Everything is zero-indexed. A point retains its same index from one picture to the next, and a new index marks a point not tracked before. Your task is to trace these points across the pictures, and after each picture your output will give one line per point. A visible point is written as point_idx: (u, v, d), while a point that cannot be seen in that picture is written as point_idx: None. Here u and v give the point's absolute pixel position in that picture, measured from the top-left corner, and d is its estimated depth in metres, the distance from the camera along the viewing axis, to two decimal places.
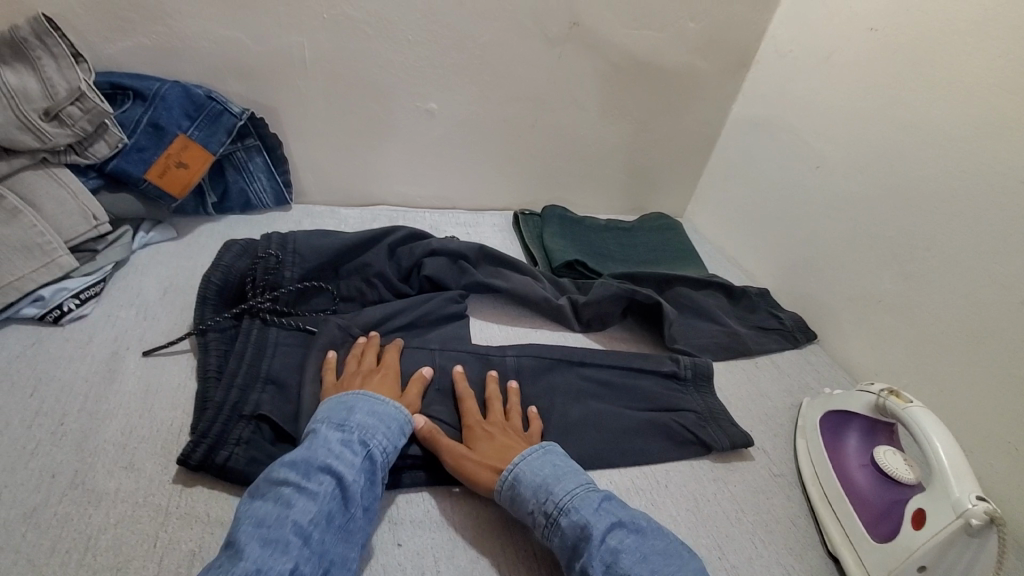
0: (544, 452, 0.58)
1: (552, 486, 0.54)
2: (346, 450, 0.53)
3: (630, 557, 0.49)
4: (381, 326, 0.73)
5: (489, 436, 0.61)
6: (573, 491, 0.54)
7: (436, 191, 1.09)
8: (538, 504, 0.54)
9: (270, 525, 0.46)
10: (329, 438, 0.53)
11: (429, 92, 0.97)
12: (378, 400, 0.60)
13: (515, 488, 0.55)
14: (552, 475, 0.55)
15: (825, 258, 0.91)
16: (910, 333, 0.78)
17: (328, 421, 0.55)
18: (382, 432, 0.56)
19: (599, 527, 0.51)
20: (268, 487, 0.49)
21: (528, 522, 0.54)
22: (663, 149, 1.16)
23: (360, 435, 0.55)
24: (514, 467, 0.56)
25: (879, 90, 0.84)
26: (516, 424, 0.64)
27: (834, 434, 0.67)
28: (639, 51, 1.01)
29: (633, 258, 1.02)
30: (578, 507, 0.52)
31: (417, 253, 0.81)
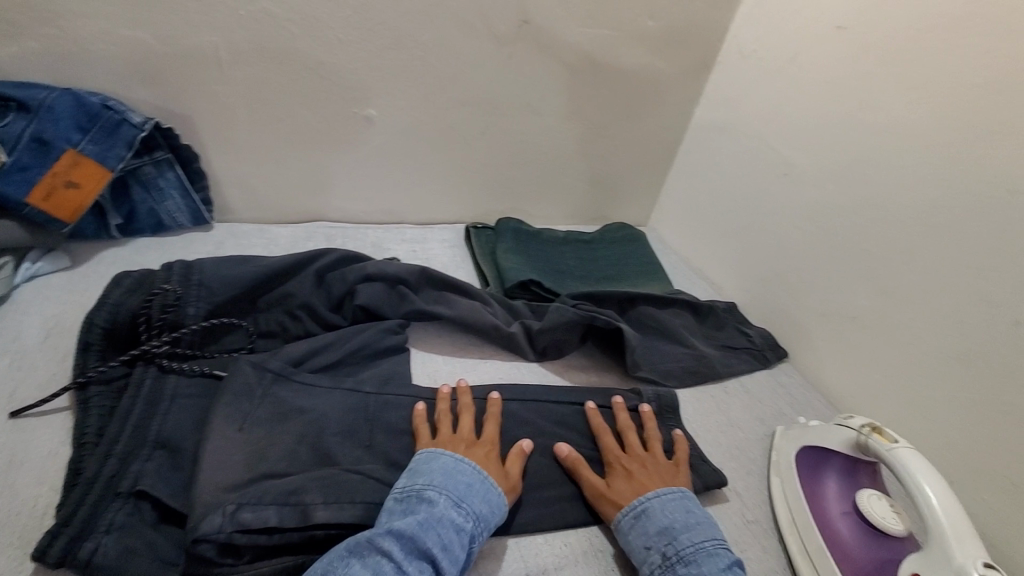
0: (682, 497, 0.57)
1: (679, 533, 0.53)
2: (455, 540, 0.48)
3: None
4: (304, 365, 0.64)
5: (622, 469, 0.59)
6: (700, 545, 0.52)
7: (380, 205, 1.00)
8: (658, 543, 0.52)
9: None
10: (444, 518, 0.49)
11: (369, 97, 0.88)
12: (491, 485, 0.54)
13: (639, 520, 0.54)
14: (681, 521, 0.54)
15: (795, 271, 0.86)
16: (888, 353, 0.73)
17: (447, 494, 0.51)
18: (489, 527, 0.51)
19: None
20: (367, 552, 0.45)
21: (637, 557, 0.53)
22: (625, 155, 1.09)
23: (472, 526, 0.50)
24: (645, 501, 0.55)
25: (849, 93, 0.78)
26: (659, 458, 0.61)
27: (812, 475, 0.61)
28: (596, 52, 0.95)
29: (594, 274, 0.95)
30: (705, 563, 0.50)
31: (350, 280, 0.72)
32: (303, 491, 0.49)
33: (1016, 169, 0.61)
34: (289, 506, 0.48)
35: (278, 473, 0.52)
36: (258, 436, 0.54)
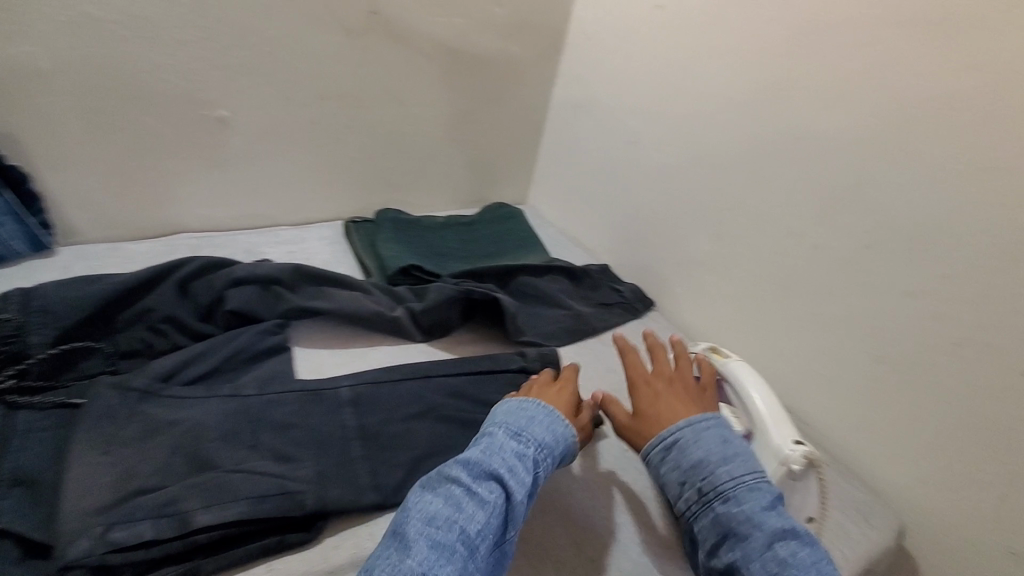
0: (715, 425, 0.55)
1: (716, 467, 0.52)
2: (521, 464, 0.50)
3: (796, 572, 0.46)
4: (176, 379, 0.61)
5: (649, 399, 0.60)
6: (740, 479, 0.51)
7: (250, 210, 0.96)
8: (693, 477, 0.52)
9: (439, 525, 0.45)
10: (505, 447, 0.51)
11: (220, 98, 0.84)
12: (547, 410, 0.57)
13: (671, 452, 0.55)
14: (717, 454, 0.53)
15: (653, 228, 0.96)
16: (731, 288, 0.85)
17: (507, 426, 0.54)
18: (554, 449, 0.54)
19: (765, 529, 0.48)
20: (439, 482, 0.48)
21: (675, 491, 0.53)
22: (495, 138, 1.14)
23: (534, 448, 0.52)
24: (678, 432, 0.55)
25: (674, 64, 0.88)
26: (690, 386, 0.61)
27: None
28: (451, 39, 0.98)
29: (475, 253, 0.99)
30: (744, 498, 0.50)
31: (218, 285, 0.70)
32: (179, 501, 0.49)
33: (800, 118, 0.73)
34: (165, 518, 0.48)
35: (149, 488, 0.51)
36: (126, 456, 0.52)
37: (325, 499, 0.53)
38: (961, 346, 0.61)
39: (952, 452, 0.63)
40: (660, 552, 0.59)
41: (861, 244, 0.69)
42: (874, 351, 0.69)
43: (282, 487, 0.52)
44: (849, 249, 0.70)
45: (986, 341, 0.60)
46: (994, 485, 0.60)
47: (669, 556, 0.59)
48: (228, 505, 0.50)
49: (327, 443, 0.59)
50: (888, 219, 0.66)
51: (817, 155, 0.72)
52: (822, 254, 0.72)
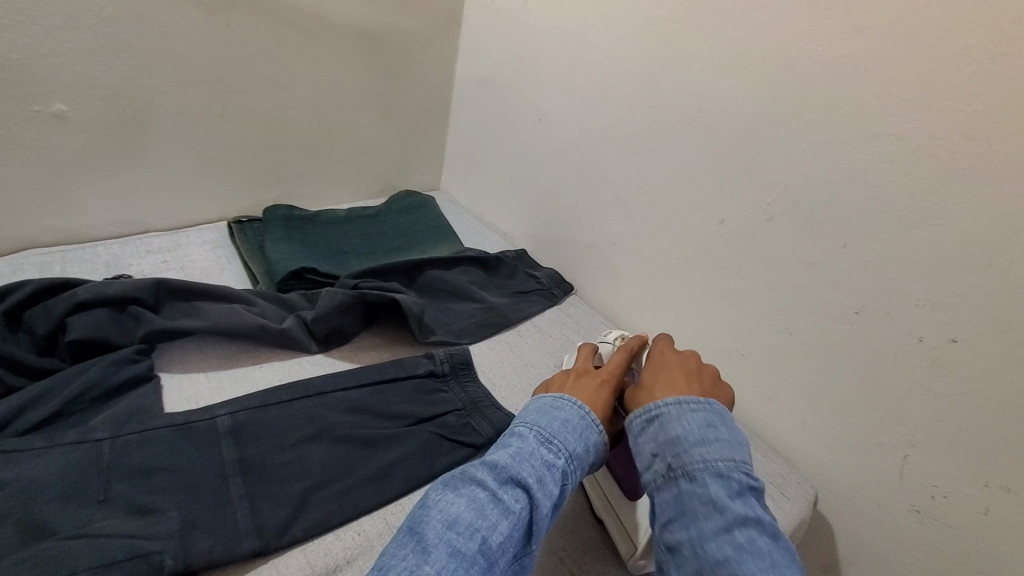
0: (707, 409, 0.48)
1: (692, 446, 0.45)
2: (549, 474, 0.46)
3: (753, 564, 0.38)
4: (5, 432, 0.52)
5: (655, 372, 0.55)
6: (714, 461, 0.44)
7: (113, 216, 0.84)
8: (666, 452, 0.45)
9: (461, 531, 0.41)
10: (535, 453, 0.47)
11: (52, 89, 0.71)
12: (578, 409, 0.52)
13: (650, 425, 0.48)
14: (695, 433, 0.46)
15: (566, 210, 0.92)
16: (645, 268, 0.82)
17: (538, 431, 0.49)
18: (585, 460, 0.49)
19: (729, 514, 0.41)
20: (462, 483, 0.45)
21: (643, 463, 0.47)
22: (398, 120, 1.05)
23: (565, 458, 0.48)
24: (663, 406, 0.49)
25: (574, 34, 0.83)
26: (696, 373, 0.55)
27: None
28: (332, 13, 0.88)
29: (381, 248, 0.92)
30: (713, 482, 0.42)
31: (57, 313, 0.59)
32: None
33: (700, 89, 0.70)
34: None
35: None
36: None
37: (190, 554, 0.46)
38: (861, 315, 0.61)
39: (855, 418, 0.64)
40: (580, 555, 0.56)
41: (764, 217, 0.67)
42: (782, 324, 0.68)
43: (134, 549, 0.44)
44: (753, 222, 0.68)
45: (882, 308, 0.60)
46: (894, 448, 0.62)
47: (588, 558, 0.56)
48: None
49: (199, 485, 0.52)
50: (788, 191, 0.64)
51: (719, 127, 0.69)
52: (729, 229, 0.71)
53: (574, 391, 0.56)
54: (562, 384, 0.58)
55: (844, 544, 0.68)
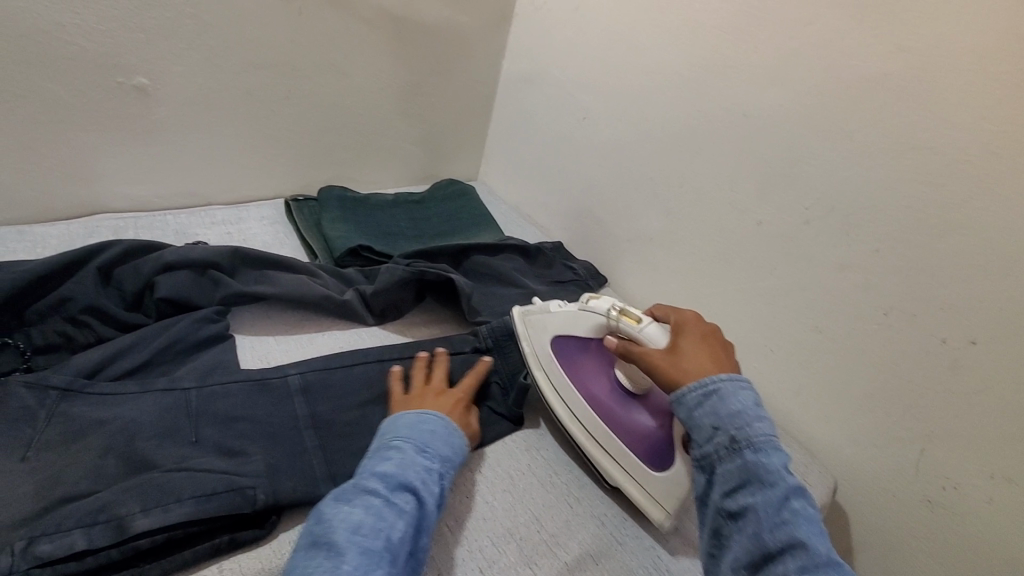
0: (752, 388, 0.53)
1: (753, 421, 0.49)
2: (431, 477, 0.51)
3: (808, 529, 0.44)
4: (102, 375, 0.56)
5: (688, 344, 0.58)
6: (771, 436, 0.48)
7: (178, 188, 0.89)
8: (728, 424, 0.49)
9: (365, 533, 0.44)
10: (415, 461, 0.51)
11: (137, 64, 0.76)
12: (442, 422, 0.57)
13: (709, 397, 0.51)
14: (752, 409, 0.50)
15: (604, 206, 0.96)
16: (680, 265, 0.87)
17: (413, 440, 0.53)
18: (456, 462, 0.55)
19: (787, 485, 0.46)
20: (355, 493, 0.47)
21: (703, 434, 0.50)
22: (444, 111, 1.09)
23: (440, 463, 0.53)
24: (721, 380, 0.52)
25: (624, 38, 0.87)
26: (726, 353, 0.59)
27: (573, 362, 0.68)
28: (394, 6, 0.92)
29: (427, 232, 0.96)
30: (775, 455, 0.47)
31: (146, 272, 0.64)
32: (115, 506, 0.45)
33: (747, 98, 0.74)
34: (99, 526, 0.44)
35: (80, 494, 0.46)
36: (47, 462, 0.48)
37: (277, 492, 0.51)
38: (889, 316, 0.66)
39: (878, 413, 0.69)
40: (618, 522, 0.61)
41: (801, 220, 0.72)
42: (811, 322, 0.73)
43: (230, 482, 0.49)
44: (789, 225, 0.73)
45: (910, 311, 0.64)
46: (912, 442, 0.66)
47: (624, 525, 0.61)
48: (172, 506, 0.46)
49: (277, 435, 0.56)
50: (825, 197, 0.69)
51: (762, 134, 0.73)
52: (766, 230, 0.75)
53: (434, 407, 0.59)
54: (416, 400, 0.60)
55: (858, 532, 0.72)
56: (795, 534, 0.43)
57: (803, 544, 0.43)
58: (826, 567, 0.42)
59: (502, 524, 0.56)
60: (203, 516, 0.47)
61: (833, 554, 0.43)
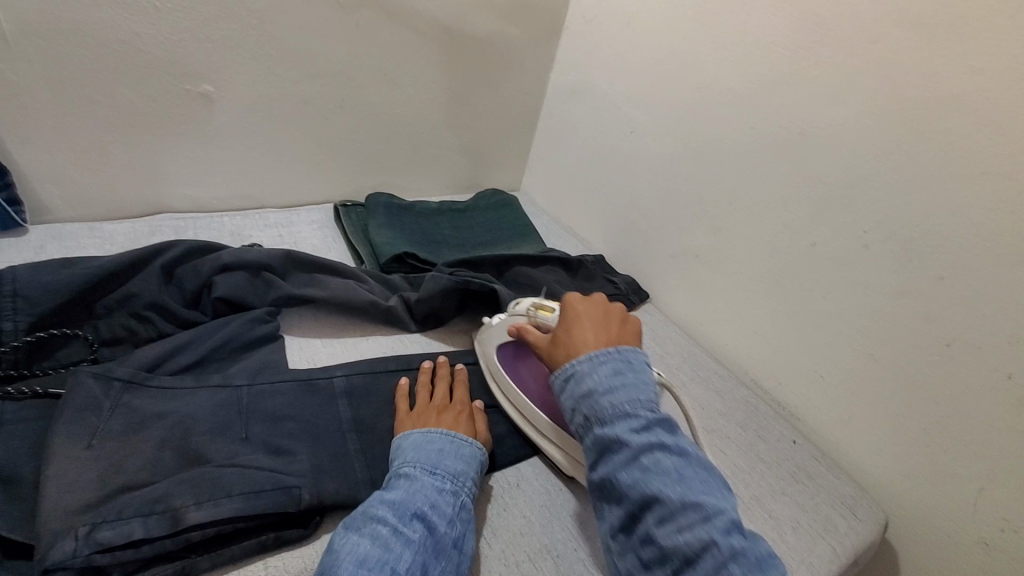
0: (610, 358, 0.53)
1: (601, 395, 0.51)
2: (442, 498, 0.51)
3: (661, 483, 0.46)
4: (162, 369, 0.59)
5: (566, 324, 0.59)
6: (619, 404, 0.50)
7: (236, 190, 0.93)
8: (580, 406, 0.52)
9: (372, 565, 0.44)
10: (424, 484, 0.51)
11: (204, 72, 0.79)
12: (450, 439, 0.57)
13: (567, 383, 0.54)
14: (600, 383, 0.52)
15: (649, 220, 0.95)
16: (726, 284, 0.85)
17: (423, 462, 0.53)
18: (471, 480, 0.55)
19: (636, 448, 0.47)
20: (364, 522, 0.47)
21: (568, 418, 0.53)
22: (491, 122, 1.11)
23: (452, 483, 0.53)
24: (573, 365, 0.54)
25: (676, 54, 0.87)
26: (611, 321, 0.59)
27: (521, 370, 0.67)
28: (447, 18, 0.94)
29: (470, 241, 0.97)
30: (618, 424, 0.49)
31: (205, 271, 0.67)
32: (170, 497, 0.47)
33: (806, 115, 0.72)
34: (156, 515, 0.45)
35: (139, 484, 0.48)
36: (109, 450, 0.50)
37: (320, 492, 0.52)
38: (951, 347, 0.63)
39: (936, 449, 0.65)
40: None
41: (859, 244, 0.69)
42: (865, 349, 0.70)
43: (277, 481, 0.50)
44: (845, 247, 0.70)
45: (974, 342, 0.61)
46: (970, 481, 0.62)
47: None
48: (222, 504, 0.47)
49: (323, 436, 0.57)
50: (885, 220, 0.66)
51: (819, 152, 0.71)
52: (820, 252, 0.73)
53: (438, 425, 0.59)
54: (423, 417, 0.60)
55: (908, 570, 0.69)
56: (646, 492, 0.46)
57: (652, 498, 0.45)
58: (679, 514, 0.44)
59: (539, 539, 0.56)
60: (252, 512, 0.48)
61: (691, 497, 0.45)
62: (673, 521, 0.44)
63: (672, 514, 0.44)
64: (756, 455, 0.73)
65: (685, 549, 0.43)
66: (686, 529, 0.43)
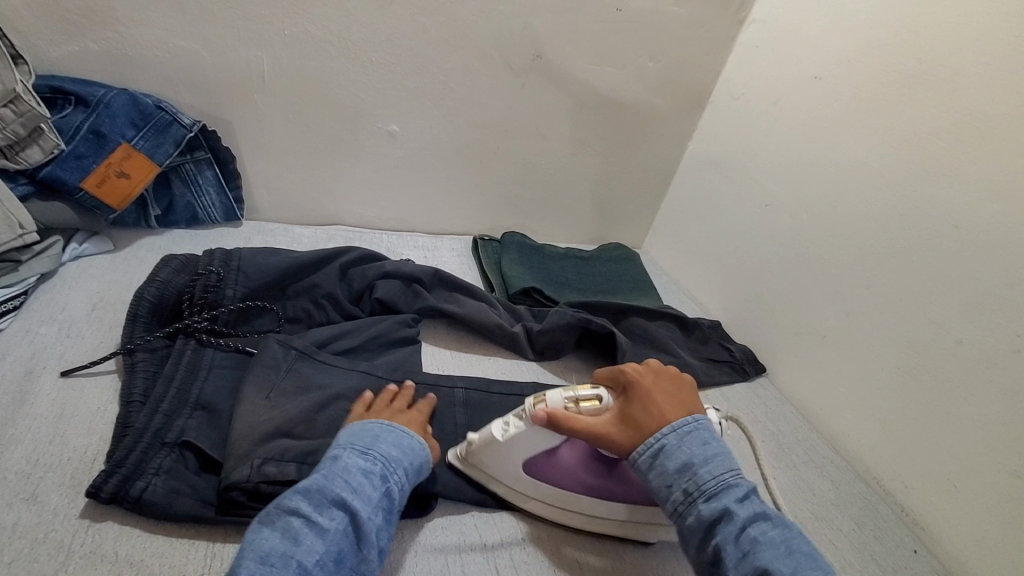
0: (697, 427, 0.55)
1: (698, 468, 0.52)
2: (366, 481, 0.49)
3: (770, 553, 0.46)
4: (327, 348, 0.70)
5: (635, 404, 0.58)
6: (720, 478, 0.51)
7: (397, 214, 1.08)
8: (677, 479, 0.52)
9: (277, 560, 0.42)
10: (350, 467, 0.50)
11: (394, 115, 0.96)
12: (398, 431, 0.56)
13: (657, 457, 0.54)
14: (695, 456, 0.53)
15: (774, 294, 0.95)
16: (851, 370, 0.82)
17: (351, 446, 0.52)
18: (405, 466, 0.53)
19: (742, 519, 0.48)
20: (277, 515, 0.46)
21: (662, 495, 0.53)
22: (625, 181, 1.18)
23: (382, 467, 0.51)
24: (660, 436, 0.55)
25: (823, 135, 0.88)
26: (674, 390, 0.60)
27: (544, 471, 0.59)
28: (601, 86, 1.03)
29: (590, 287, 1.03)
30: (720, 497, 0.50)
31: (370, 275, 0.80)
32: (318, 454, 0.55)
33: (962, 209, 0.70)
34: (306, 466, 0.54)
35: (300, 435, 0.58)
36: (281, 403, 0.60)
37: (432, 481, 0.60)
38: None
39: None
40: None
41: (1011, 348, 0.64)
42: (1010, 464, 0.63)
43: None
44: (995, 350, 0.66)
45: None
46: None
47: None
48: None
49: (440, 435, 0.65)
50: None
51: (973, 247, 0.68)
52: (966, 351, 0.68)
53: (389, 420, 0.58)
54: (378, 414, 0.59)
55: None
56: (758, 564, 0.46)
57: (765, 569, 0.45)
58: None
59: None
60: None
61: (804, 570, 0.45)
62: None
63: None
64: (865, 553, 0.68)
65: None
66: None
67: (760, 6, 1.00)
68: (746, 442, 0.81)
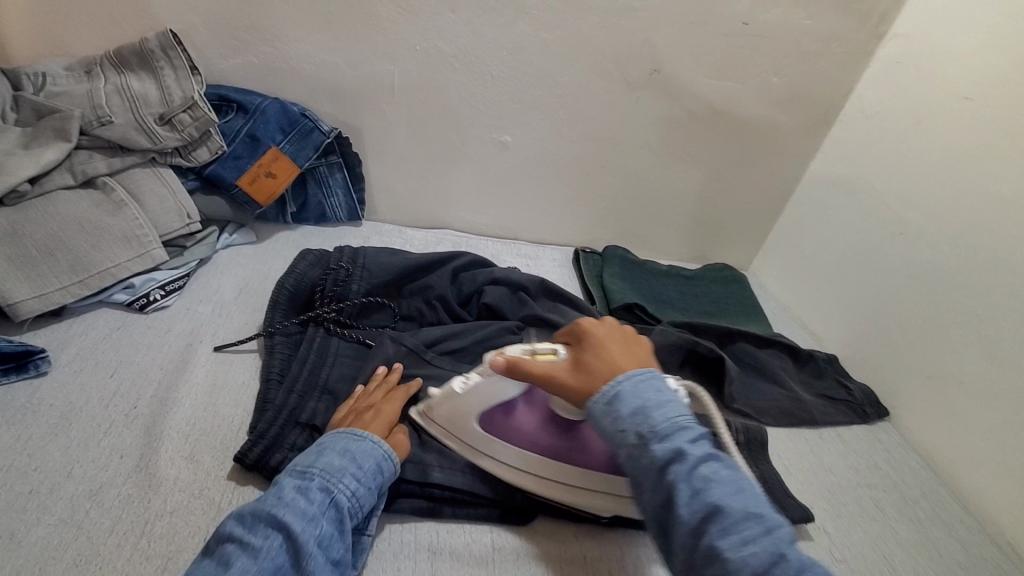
0: (653, 375, 0.53)
1: (652, 410, 0.50)
2: (302, 496, 0.48)
3: (722, 492, 0.45)
4: (435, 347, 0.73)
5: (590, 353, 0.57)
6: (674, 420, 0.49)
7: (501, 222, 1.11)
8: (630, 423, 0.50)
9: None
10: (286, 486, 0.49)
11: (507, 126, 0.99)
12: (351, 438, 0.55)
13: (610, 403, 0.51)
14: (651, 400, 0.51)
15: (902, 330, 0.87)
16: (993, 424, 0.73)
17: (292, 466, 0.51)
18: (351, 474, 0.51)
19: (697, 461, 0.47)
20: (212, 546, 0.45)
21: (613, 440, 0.51)
22: (736, 200, 1.13)
23: (322, 479, 0.50)
24: (616, 384, 0.52)
25: (974, 161, 0.79)
26: (630, 342, 0.59)
27: (498, 429, 0.61)
28: (717, 100, 1.00)
29: (694, 307, 1.00)
30: (674, 440, 0.48)
31: (479, 280, 0.83)
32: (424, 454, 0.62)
33: None
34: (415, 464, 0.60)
35: None
36: None
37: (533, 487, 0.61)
38: None
39: None
40: None
41: None
42: None
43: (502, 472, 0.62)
44: None
45: None
46: None
47: None
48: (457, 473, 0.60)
49: None
50: None
51: None
52: None
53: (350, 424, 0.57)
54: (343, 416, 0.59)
55: None
56: (709, 501, 0.45)
57: (716, 508, 0.44)
58: (743, 522, 0.43)
59: None
60: (475, 490, 0.59)
61: (753, 508, 0.45)
62: (739, 531, 0.43)
63: (736, 525, 0.43)
64: None
65: (752, 561, 0.41)
66: (753, 537, 0.43)
67: (905, 18, 0.92)
68: (862, 489, 0.74)
